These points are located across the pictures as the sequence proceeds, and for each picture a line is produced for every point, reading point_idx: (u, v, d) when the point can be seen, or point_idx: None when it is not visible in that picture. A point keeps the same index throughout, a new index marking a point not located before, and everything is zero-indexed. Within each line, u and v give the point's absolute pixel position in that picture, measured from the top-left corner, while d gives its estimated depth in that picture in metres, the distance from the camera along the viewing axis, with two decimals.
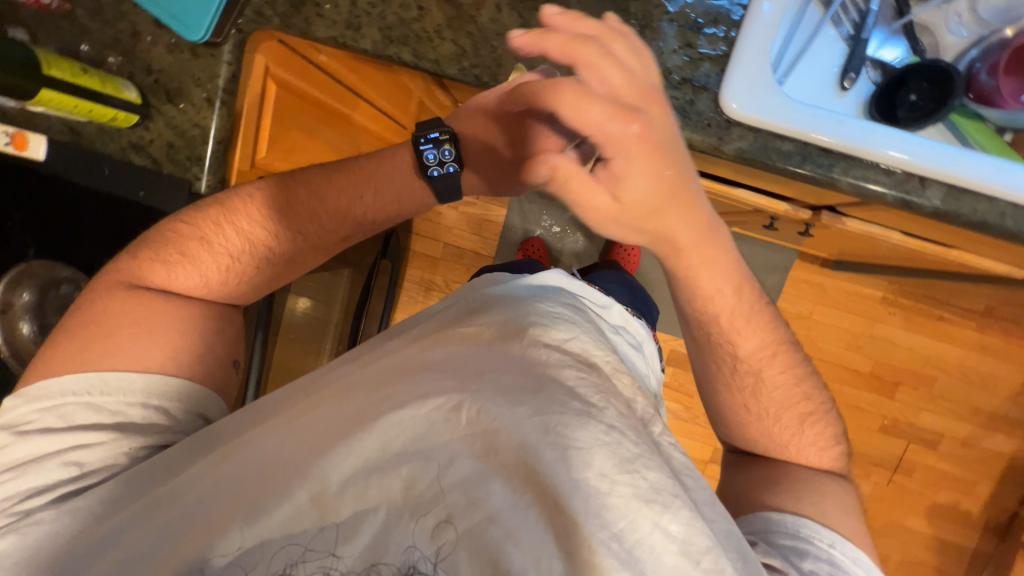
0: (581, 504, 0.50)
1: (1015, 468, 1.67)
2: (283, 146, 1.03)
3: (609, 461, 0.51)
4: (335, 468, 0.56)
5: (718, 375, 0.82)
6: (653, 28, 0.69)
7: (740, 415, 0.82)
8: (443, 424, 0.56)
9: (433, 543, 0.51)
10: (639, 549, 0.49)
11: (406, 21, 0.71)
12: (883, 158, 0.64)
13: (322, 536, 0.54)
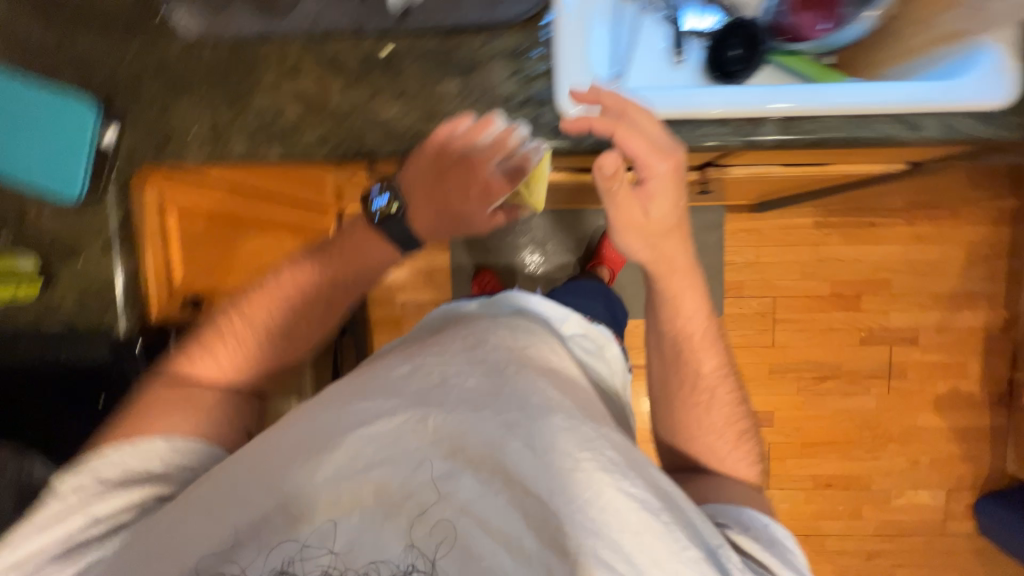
0: (559, 490, 0.54)
1: (992, 338, 1.74)
2: (203, 271, 0.96)
3: (572, 440, 0.56)
4: (323, 483, 0.56)
5: (690, 389, 0.82)
6: (486, 63, 0.67)
7: (710, 428, 0.81)
8: (413, 432, 0.57)
9: (430, 533, 0.54)
10: (616, 521, 0.53)
11: (263, 124, 0.69)
12: (765, 109, 0.67)
13: (318, 535, 0.55)
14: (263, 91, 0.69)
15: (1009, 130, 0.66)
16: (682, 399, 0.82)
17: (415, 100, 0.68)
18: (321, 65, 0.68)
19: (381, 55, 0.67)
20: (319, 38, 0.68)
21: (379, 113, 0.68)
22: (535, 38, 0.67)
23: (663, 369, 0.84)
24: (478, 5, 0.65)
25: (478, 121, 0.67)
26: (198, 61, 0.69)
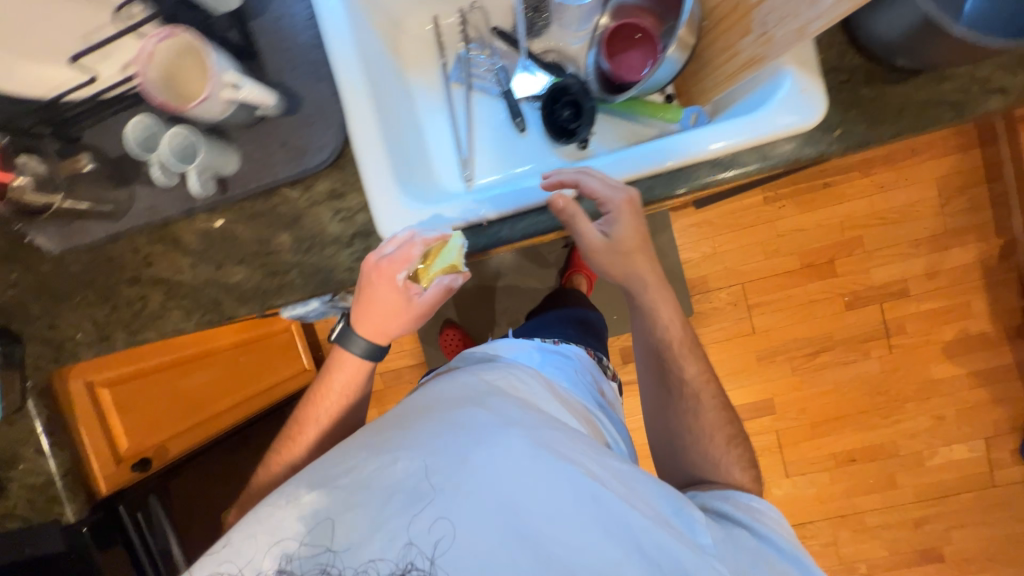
0: (547, 485, 0.52)
1: (993, 271, 1.60)
2: (153, 429, 1.02)
3: (527, 444, 0.54)
4: (319, 503, 0.53)
5: (673, 395, 0.76)
6: (308, 212, 0.70)
7: (700, 434, 0.73)
8: (382, 461, 0.54)
9: (427, 529, 0.50)
10: (605, 508, 0.52)
11: (134, 313, 0.75)
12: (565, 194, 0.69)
13: (317, 540, 0.51)
14: (127, 283, 0.74)
15: (830, 144, 0.63)
16: (667, 407, 0.76)
17: (254, 263, 0.72)
18: (169, 249, 0.73)
19: (216, 228, 0.72)
20: (161, 226, 0.73)
21: (229, 279, 0.73)
22: (348, 175, 0.69)
23: (650, 382, 0.79)
24: (286, 162, 0.68)
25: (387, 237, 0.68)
26: (68, 272, 0.75)
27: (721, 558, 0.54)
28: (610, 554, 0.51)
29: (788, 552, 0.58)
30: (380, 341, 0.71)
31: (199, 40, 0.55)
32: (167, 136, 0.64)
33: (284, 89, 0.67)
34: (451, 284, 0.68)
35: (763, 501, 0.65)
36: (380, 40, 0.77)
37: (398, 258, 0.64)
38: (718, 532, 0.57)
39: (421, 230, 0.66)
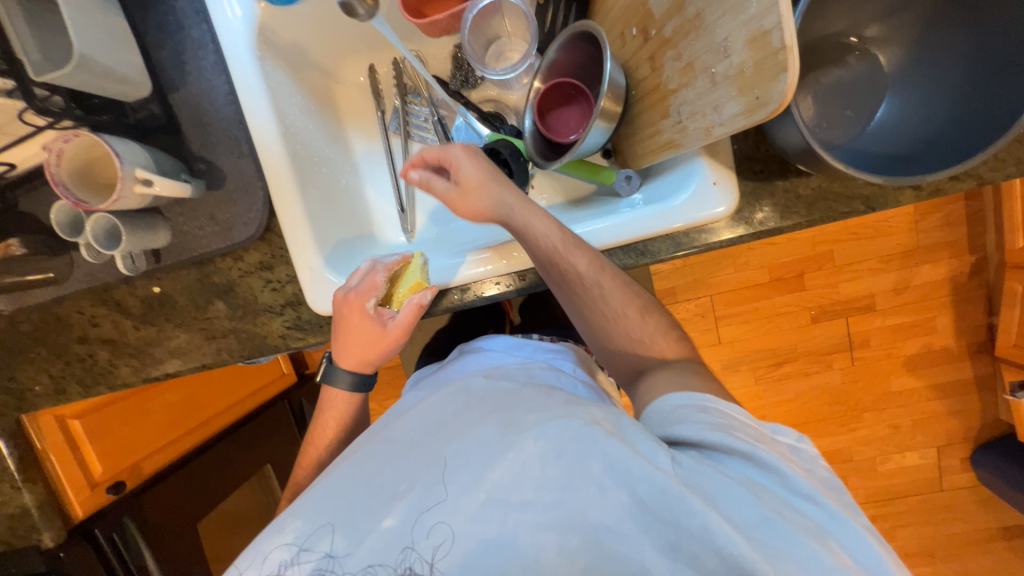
0: (520, 453, 0.47)
1: (962, 287, 1.60)
2: (128, 451, 1.08)
3: (494, 426, 0.51)
4: (300, 521, 0.50)
5: (580, 295, 0.62)
6: (239, 282, 0.73)
7: (623, 326, 0.63)
8: (363, 471, 0.52)
9: (424, 528, 0.47)
10: (589, 457, 0.45)
11: (86, 368, 0.79)
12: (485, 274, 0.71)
13: (304, 552, 0.48)
14: (76, 341, 0.78)
15: (741, 232, 0.64)
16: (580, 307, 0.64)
17: (192, 327, 0.75)
18: (112, 311, 0.76)
19: (154, 294, 0.75)
20: (102, 290, 0.75)
21: (170, 341, 0.76)
22: (276, 248, 0.71)
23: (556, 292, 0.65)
24: (214, 236, 0.70)
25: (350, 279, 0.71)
26: (19, 329, 0.79)
27: (729, 493, 0.44)
28: (612, 510, 0.44)
29: (766, 461, 0.46)
30: (365, 370, 0.70)
31: (100, 138, 0.55)
32: (88, 219, 0.63)
33: (207, 164, 0.68)
34: (421, 301, 0.66)
35: (707, 397, 0.52)
36: (309, 100, 0.75)
37: (364, 288, 0.67)
38: (708, 465, 0.46)
39: (381, 259, 0.70)
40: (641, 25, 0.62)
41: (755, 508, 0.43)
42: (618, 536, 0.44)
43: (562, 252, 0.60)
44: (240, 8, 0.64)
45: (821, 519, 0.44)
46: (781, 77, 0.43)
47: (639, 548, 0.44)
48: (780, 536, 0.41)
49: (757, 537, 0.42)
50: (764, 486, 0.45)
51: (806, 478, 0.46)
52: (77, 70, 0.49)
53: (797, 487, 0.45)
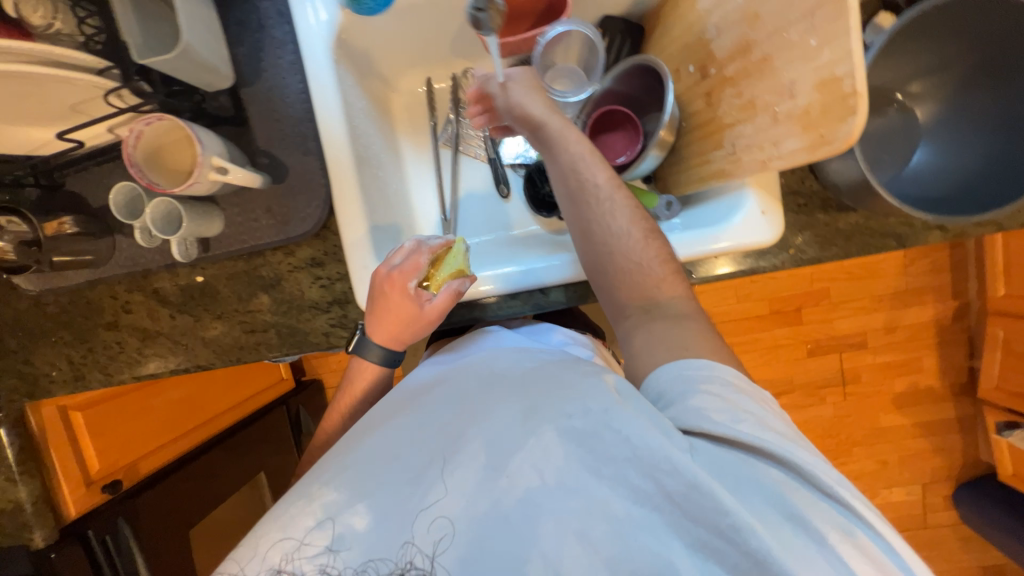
0: (542, 441, 0.49)
1: (947, 330, 1.69)
2: (126, 449, 1.03)
3: (509, 415, 0.52)
4: (316, 506, 0.50)
5: (592, 211, 0.62)
6: (287, 277, 0.73)
7: (627, 250, 0.60)
8: (374, 453, 0.53)
9: (435, 514, 0.48)
10: (610, 446, 0.47)
11: (111, 355, 0.76)
12: (535, 283, 0.71)
13: (319, 533, 0.49)
14: (105, 327, 0.76)
15: (783, 259, 0.68)
16: (588, 220, 0.62)
17: (232, 319, 0.74)
18: (148, 299, 0.75)
19: (196, 283, 0.74)
20: (141, 276, 0.74)
21: (207, 332, 0.75)
22: (329, 245, 0.72)
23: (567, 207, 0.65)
24: (269, 230, 0.70)
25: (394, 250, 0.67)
26: (45, 311, 0.76)
27: (737, 485, 0.45)
28: (631, 500, 0.45)
29: (773, 448, 0.45)
30: (394, 348, 0.68)
31: (183, 124, 0.56)
32: (149, 204, 0.63)
33: (271, 158, 0.69)
34: (460, 289, 0.65)
35: (711, 368, 0.51)
36: (370, 106, 0.78)
37: (408, 267, 0.64)
38: (717, 452, 0.47)
39: (426, 240, 0.68)
40: (699, 63, 0.67)
41: (763, 497, 0.44)
42: (636, 525, 0.45)
43: (591, 164, 0.63)
44: (325, 13, 0.66)
45: (828, 505, 0.44)
46: (848, 120, 0.48)
47: (664, 543, 0.44)
48: (788, 526, 0.43)
49: (771, 527, 0.43)
50: (777, 474, 0.45)
51: (812, 459, 0.46)
52: (180, 58, 0.52)
53: (805, 473, 0.45)
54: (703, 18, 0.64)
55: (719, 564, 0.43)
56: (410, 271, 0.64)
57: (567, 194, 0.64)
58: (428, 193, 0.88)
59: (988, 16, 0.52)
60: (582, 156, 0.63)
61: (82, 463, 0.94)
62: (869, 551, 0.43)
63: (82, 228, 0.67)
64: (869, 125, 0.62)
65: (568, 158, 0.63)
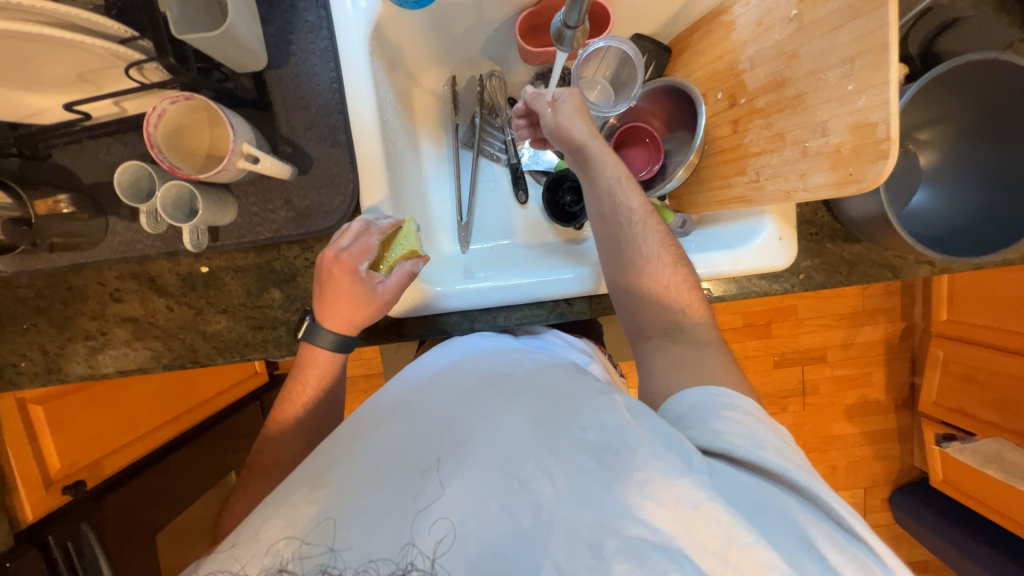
0: (556, 447, 0.45)
1: (894, 348, 1.86)
2: (91, 446, 0.95)
3: (524, 419, 0.48)
4: (320, 497, 0.47)
5: (623, 229, 0.64)
6: (302, 272, 0.69)
7: (652, 273, 0.63)
8: (381, 450, 0.50)
9: (438, 519, 0.43)
10: (628, 460, 0.43)
11: (94, 347, 0.70)
12: (559, 293, 0.72)
13: (319, 531, 0.45)
14: (88, 316, 0.69)
15: (793, 284, 0.72)
16: (619, 245, 0.65)
17: (237, 314, 0.70)
18: (142, 287, 0.69)
19: (199, 274, 0.69)
20: (136, 263, 0.68)
21: (207, 326, 0.70)
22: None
23: (598, 227, 0.67)
24: (287, 222, 0.67)
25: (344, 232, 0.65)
26: (16, 294, 0.69)
27: (756, 509, 0.43)
28: (645, 516, 0.41)
29: (792, 480, 0.45)
30: (349, 333, 0.66)
31: (215, 107, 0.52)
32: (159, 186, 0.58)
33: (294, 147, 0.65)
34: (412, 269, 0.64)
35: (732, 397, 0.52)
36: (396, 100, 0.75)
37: (358, 249, 0.62)
38: (736, 476, 0.45)
39: (375, 220, 0.65)
40: (728, 92, 0.70)
41: (782, 524, 0.42)
42: (649, 542, 0.40)
43: (629, 184, 0.66)
44: (364, 1, 0.63)
45: (849, 544, 0.42)
46: (880, 162, 0.52)
47: (677, 558, 0.39)
48: (811, 556, 0.40)
49: (794, 558, 0.39)
50: (795, 505, 0.44)
51: (833, 496, 0.45)
52: (221, 37, 0.49)
53: (825, 507, 0.44)
54: (737, 48, 0.67)
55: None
56: (359, 252, 0.62)
57: (601, 211, 0.66)
58: (446, 192, 0.87)
59: (997, 79, 0.57)
60: (620, 179, 0.66)
61: (43, 463, 0.86)
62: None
63: (78, 207, 0.62)
64: None
65: (608, 178, 0.66)
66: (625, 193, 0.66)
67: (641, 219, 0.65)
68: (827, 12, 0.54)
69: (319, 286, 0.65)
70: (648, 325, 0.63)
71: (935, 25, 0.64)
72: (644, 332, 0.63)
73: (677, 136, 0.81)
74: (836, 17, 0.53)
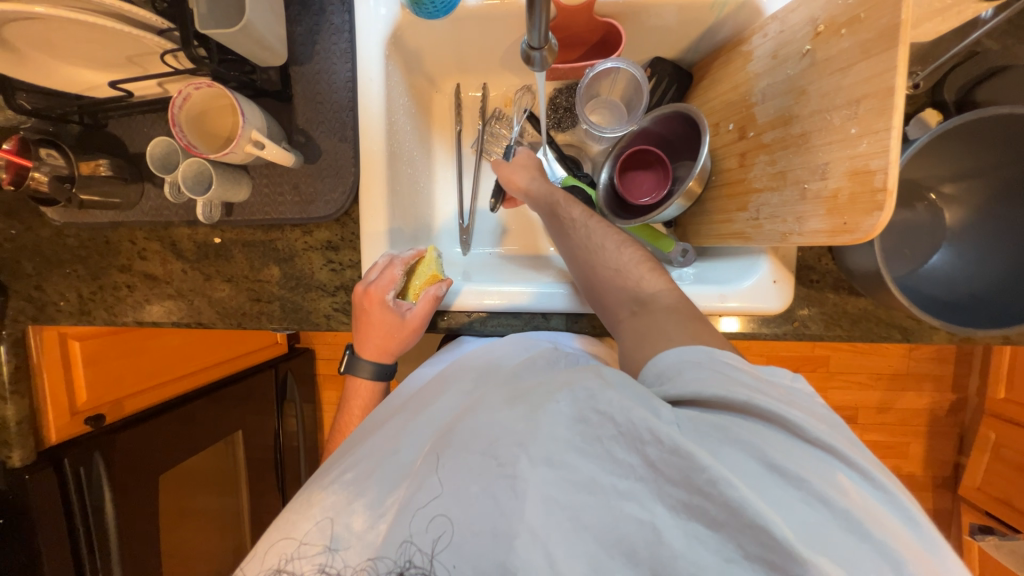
0: (530, 424, 0.46)
1: (938, 421, 1.62)
2: (115, 385, 1.04)
3: (493, 407, 0.51)
4: (316, 510, 0.50)
5: (584, 241, 0.69)
6: (301, 256, 0.74)
7: (605, 266, 0.66)
8: (382, 450, 0.54)
9: (423, 510, 0.46)
10: (598, 425, 0.45)
11: (120, 298, 0.78)
12: (535, 306, 0.72)
13: (319, 532, 0.49)
14: (119, 269, 0.78)
15: (786, 330, 0.69)
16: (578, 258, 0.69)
17: (240, 285, 0.76)
18: (164, 250, 0.76)
19: (213, 244, 0.75)
20: (162, 227, 0.76)
21: (214, 292, 0.76)
22: (347, 232, 0.74)
23: (565, 255, 0.72)
24: (292, 206, 0.72)
25: (376, 266, 0.70)
26: (64, 243, 0.78)
27: (722, 446, 0.42)
28: (614, 472, 0.43)
29: (768, 410, 0.43)
30: (384, 361, 0.73)
31: (230, 94, 0.58)
32: (183, 161, 0.65)
33: (307, 138, 0.70)
34: (436, 293, 0.69)
35: (711, 353, 0.49)
36: (411, 103, 0.79)
37: (383, 281, 0.68)
38: (705, 417, 0.44)
39: (398, 253, 0.71)
40: (738, 123, 0.68)
41: (751, 458, 0.41)
42: (624, 497, 0.42)
43: (567, 203, 0.73)
44: (384, 8, 0.68)
45: (821, 459, 0.42)
46: (874, 214, 0.48)
47: (647, 508, 0.42)
48: (779, 484, 0.40)
49: (766, 492, 0.40)
50: (765, 434, 0.43)
51: (821, 432, 0.43)
52: (240, 33, 0.55)
53: (828, 450, 0.42)
54: (751, 80, 0.65)
55: (712, 529, 0.40)
56: (389, 283, 0.67)
57: (563, 241, 0.72)
58: (453, 193, 0.89)
59: None
60: (563, 203, 0.74)
61: (73, 394, 0.95)
62: (875, 511, 0.40)
63: (116, 172, 0.69)
64: (895, 216, 0.65)
65: (554, 208, 0.74)
66: (569, 219, 0.72)
67: (587, 230, 0.70)
68: (839, 49, 0.51)
69: (355, 318, 0.71)
70: (619, 304, 0.64)
71: (975, 73, 0.59)
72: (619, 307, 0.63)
73: (685, 164, 0.79)
74: (846, 56, 0.50)
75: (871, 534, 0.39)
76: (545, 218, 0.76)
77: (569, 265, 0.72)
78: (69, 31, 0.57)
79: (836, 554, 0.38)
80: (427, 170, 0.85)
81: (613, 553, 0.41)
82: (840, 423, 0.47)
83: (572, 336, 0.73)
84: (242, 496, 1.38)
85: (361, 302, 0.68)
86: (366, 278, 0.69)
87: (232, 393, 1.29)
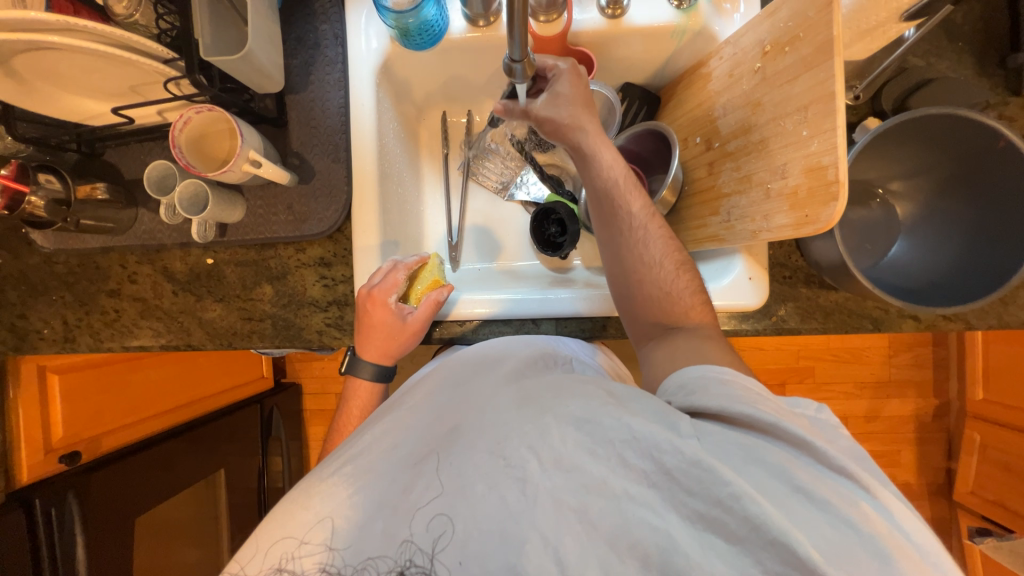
0: (539, 425, 0.47)
1: (925, 426, 1.64)
2: (94, 421, 1.00)
3: (500, 408, 0.51)
4: (316, 501, 0.49)
5: (625, 233, 0.65)
6: (293, 273, 0.76)
7: (648, 270, 0.64)
8: (387, 449, 0.53)
9: (427, 522, 0.46)
10: (609, 428, 0.46)
11: (108, 323, 0.78)
12: (524, 313, 0.74)
13: (318, 529, 0.47)
14: (108, 294, 0.78)
15: (765, 325, 0.72)
16: (618, 247, 0.66)
17: (232, 305, 0.76)
18: (156, 273, 0.77)
19: (205, 266, 0.76)
20: (154, 251, 0.77)
21: (205, 313, 0.77)
22: (339, 248, 0.76)
23: (600, 233, 0.68)
24: (286, 224, 0.74)
25: (382, 271, 0.71)
26: (53, 269, 0.79)
27: (744, 463, 0.43)
28: (630, 480, 0.44)
29: (789, 431, 0.45)
30: (385, 362, 0.73)
31: (231, 118, 0.62)
32: (180, 183, 0.67)
33: (302, 160, 0.74)
34: (438, 298, 0.71)
35: (736, 374, 0.52)
36: (400, 128, 0.84)
37: (387, 284, 0.69)
38: (729, 434, 0.46)
39: (402, 259, 0.74)
40: (705, 136, 0.74)
41: (776, 477, 0.43)
42: (638, 505, 0.43)
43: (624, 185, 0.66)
44: (376, 42, 0.73)
45: (843, 485, 0.43)
46: (830, 204, 0.52)
47: (662, 517, 0.42)
48: (805, 504, 0.41)
49: (787, 508, 0.41)
50: (787, 456, 0.44)
51: (842, 459, 0.44)
52: (241, 60, 0.60)
53: (848, 475, 0.44)
54: (712, 97, 0.72)
55: (730, 543, 0.41)
56: (394, 285, 0.69)
57: (603, 215, 0.67)
58: (443, 211, 0.92)
59: (961, 132, 0.59)
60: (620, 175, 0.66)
61: (48, 429, 0.92)
62: (898, 541, 0.41)
63: (112, 195, 0.71)
64: (855, 214, 0.70)
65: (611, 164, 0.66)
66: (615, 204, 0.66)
67: (635, 222, 0.65)
68: (785, 64, 0.57)
69: (360, 317, 0.71)
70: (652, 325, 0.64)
71: (907, 85, 0.67)
72: (647, 322, 0.65)
73: (659, 177, 0.85)
74: (792, 70, 0.56)
75: (893, 560, 0.39)
76: (591, 195, 0.68)
77: (605, 238, 0.67)
78: (76, 62, 0.61)
79: (850, 567, 0.39)
80: (416, 192, 0.89)
81: (626, 557, 0.42)
82: (865, 458, 0.48)
83: (568, 338, 0.74)
84: (223, 540, 1.30)
85: (367, 302, 0.69)
86: (371, 280, 0.71)
87: (215, 428, 1.25)
